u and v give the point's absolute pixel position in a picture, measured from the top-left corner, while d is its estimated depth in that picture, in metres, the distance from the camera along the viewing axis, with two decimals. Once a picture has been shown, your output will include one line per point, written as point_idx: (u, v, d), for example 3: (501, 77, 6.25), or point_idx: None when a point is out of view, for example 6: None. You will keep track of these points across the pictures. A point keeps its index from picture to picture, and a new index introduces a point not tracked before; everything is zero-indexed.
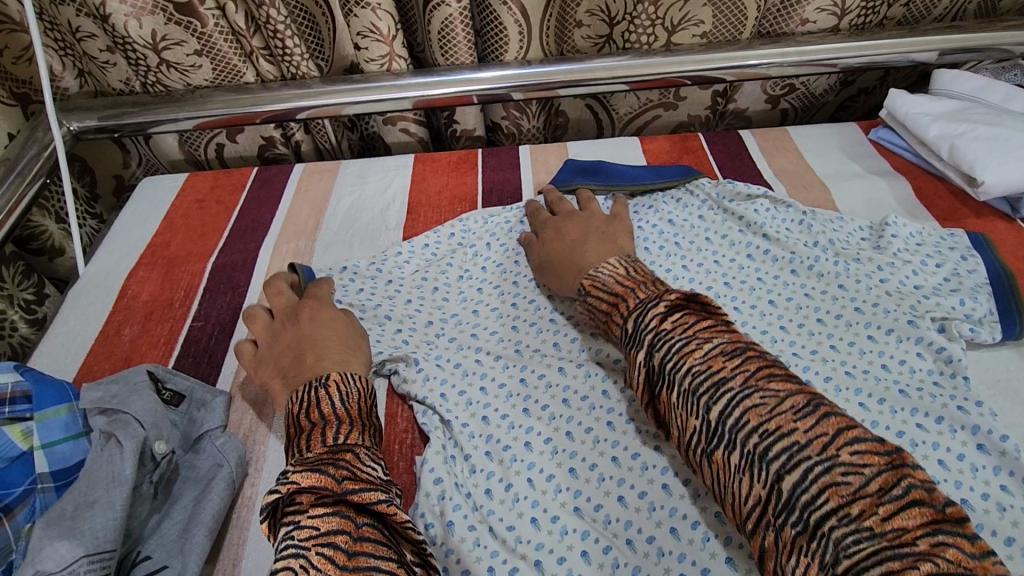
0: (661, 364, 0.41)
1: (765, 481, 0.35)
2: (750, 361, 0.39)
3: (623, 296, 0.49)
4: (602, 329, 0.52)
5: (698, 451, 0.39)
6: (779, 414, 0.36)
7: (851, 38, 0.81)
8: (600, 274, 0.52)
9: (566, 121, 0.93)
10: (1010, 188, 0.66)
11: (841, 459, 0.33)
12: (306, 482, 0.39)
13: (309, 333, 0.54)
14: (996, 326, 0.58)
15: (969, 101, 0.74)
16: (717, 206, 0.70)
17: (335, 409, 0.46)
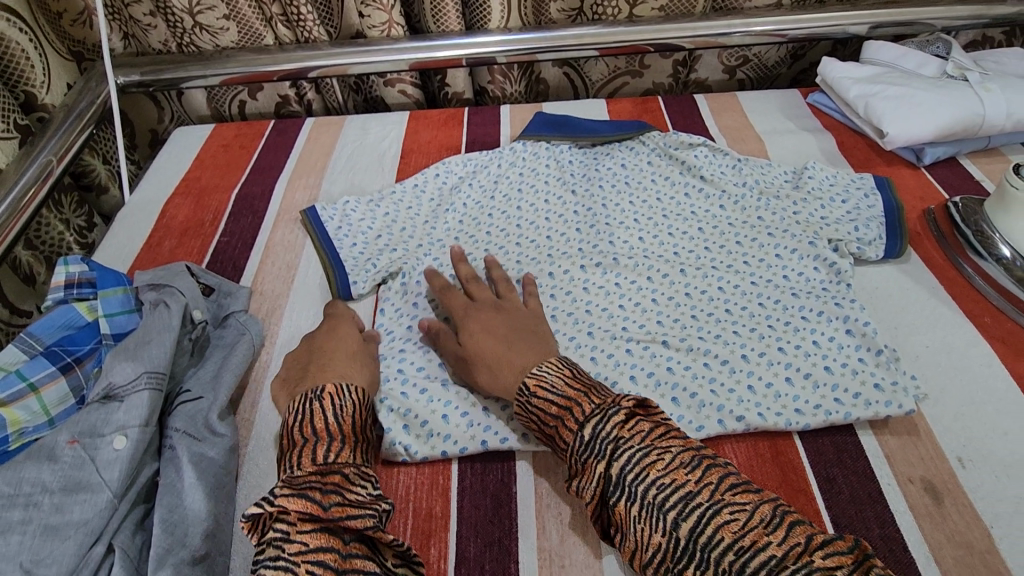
0: (593, 436, 0.45)
1: (664, 530, 0.40)
2: (644, 423, 0.45)
3: (573, 402, 0.48)
4: (544, 437, 0.50)
5: (606, 503, 0.44)
6: (673, 468, 0.42)
7: (793, 12, 0.92)
8: (545, 374, 0.51)
9: (546, 88, 1.06)
10: (911, 139, 0.77)
11: (726, 501, 0.40)
12: (297, 505, 0.41)
13: (317, 347, 0.59)
14: (882, 247, 0.69)
15: (888, 67, 0.85)
16: (664, 153, 0.82)
17: (328, 425, 0.49)
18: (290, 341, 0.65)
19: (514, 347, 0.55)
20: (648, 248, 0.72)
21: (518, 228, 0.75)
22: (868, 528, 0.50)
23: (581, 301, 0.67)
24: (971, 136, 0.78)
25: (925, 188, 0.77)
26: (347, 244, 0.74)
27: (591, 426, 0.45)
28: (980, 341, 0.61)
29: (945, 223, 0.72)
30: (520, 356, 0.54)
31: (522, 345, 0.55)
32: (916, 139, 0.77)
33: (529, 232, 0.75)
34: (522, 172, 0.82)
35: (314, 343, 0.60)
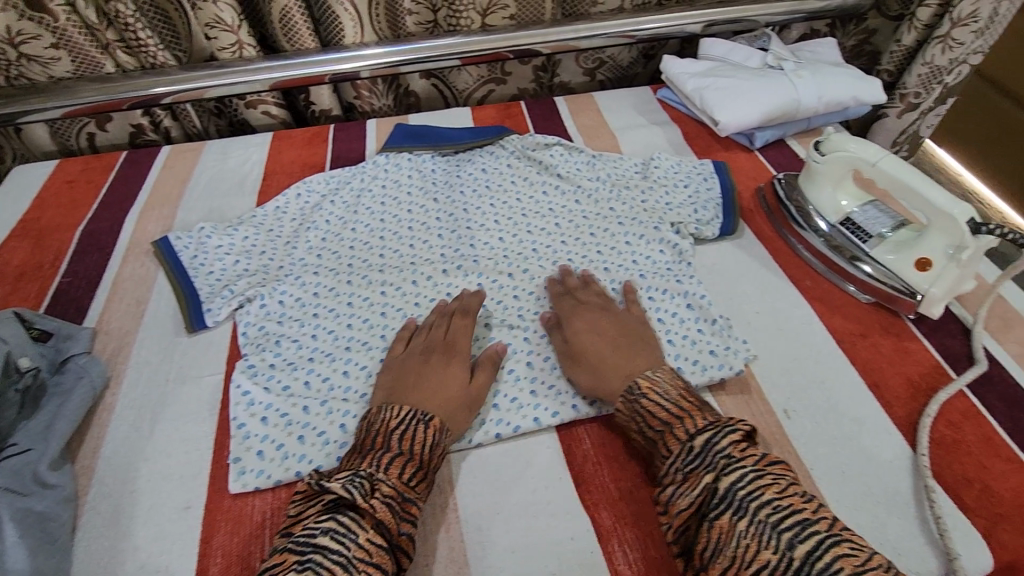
0: (705, 446, 0.47)
1: (776, 548, 0.41)
2: (759, 450, 0.47)
3: (685, 412, 0.50)
4: (642, 442, 0.52)
5: (702, 516, 0.44)
6: (790, 493, 0.43)
7: (635, 15, 0.98)
8: (659, 380, 0.53)
9: (417, 100, 1.08)
10: (740, 125, 0.84)
11: (843, 535, 0.41)
12: (382, 514, 0.45)
13: (428, 371, 0.57)
14: (719, 225, 0.75)
15: (720, 61, 0.92)
16: (522, 155, 0.86)
17: (422, 451, 0.50)
18: (139, 380, 0.62)
19: (621, 350, 0.57)
20: (507, 248, 0.74)
21: (382, 240, 0.76)
22: None
23: None
24: (792, 118, 0.87)
25: (758, 169, 0.85)
26: (203, 273, 0.71)
27: (704, 437, 0.47)
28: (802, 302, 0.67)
29: (769, 195, 0.79)
30: (637, 358, 0.56)
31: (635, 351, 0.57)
32: (745, 125, 0.84)
33: (393, 244, 0.75)
34: (385, 186, 0.83)
35: (413, 364, 0.58)
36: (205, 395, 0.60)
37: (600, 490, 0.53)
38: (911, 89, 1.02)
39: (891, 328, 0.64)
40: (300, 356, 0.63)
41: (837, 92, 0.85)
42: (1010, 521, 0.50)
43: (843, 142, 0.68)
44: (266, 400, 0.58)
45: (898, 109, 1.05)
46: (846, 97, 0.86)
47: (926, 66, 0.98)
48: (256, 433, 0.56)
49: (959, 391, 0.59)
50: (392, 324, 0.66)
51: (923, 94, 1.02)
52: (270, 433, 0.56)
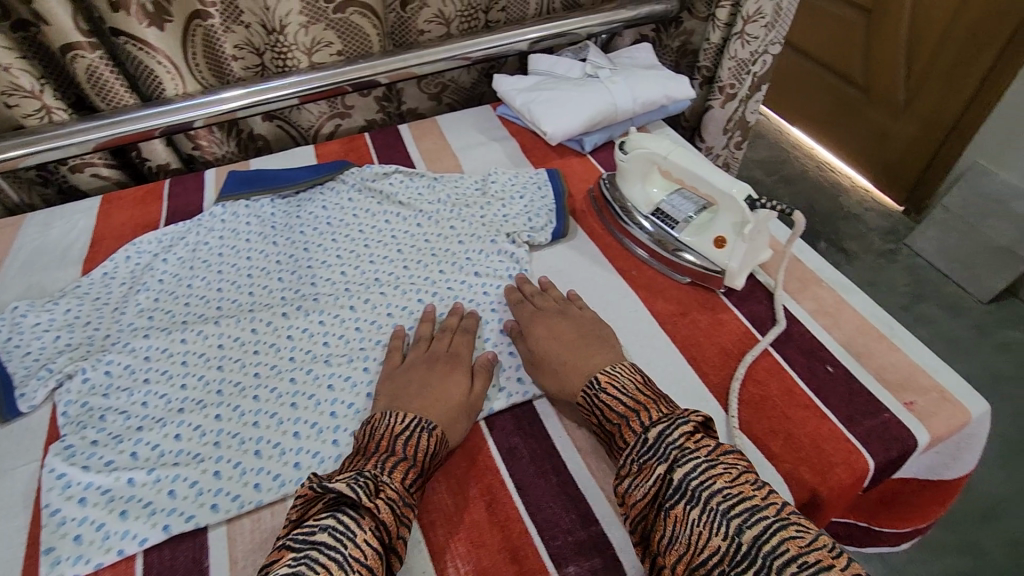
0: (659, 437, 0.49)
1: (724, 535, 0.43)
2: (708, 439, 0.49)
3: (641, 406, 0.53)
4: (601, 432, 0.55)
5: (660, 506, 0.47)
6: (741, 482, 0.45)
7: (463, 38, 1.02)
8: (617, 375, 0.56)
9: (266, 143, 1.07)
10: (566, 133, 0.89)
11: (789, 519, 0.43)
12: (381, 515, 0.45)
13: (434, 381, 0.59)
14: (552, 230, 0.79)
15: (546, 76, 0.98)
16: (362, 187, 0.86)
17: (421, 458, 0.52)
18: None
19: (585, 346, 0.61)
20: (350, 281, 0.74)
21: (220, 292, 0.74)
22: (548, 480, 0.56)
23: (283, 350, 0.67)
24: (615, 121, 0.93)
25: (589, 172, 0.91)
26: (18, 355, 0.67)
27: (658, 427, 0.50)
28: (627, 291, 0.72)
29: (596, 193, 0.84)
30: (594, 355, 0.59)
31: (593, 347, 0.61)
32: (570, 133, 0.89)
33: (231, 294, 0.74)
34: (222, 236, 0.81)
35: (418, 371, 0.60)
36: (19, 486, 0.56)
37: (438, 509, 0.54)
38: (726, 81, 1.12)
39: (706, 304, 0.70)
40: (127, 427, 0.59)
41: (650, 93, 0.93)
42: (809, 462, 0.56)
43: (638, 142, 0.74)
44: (84, 480, 0.54)
45: (721, 100, 1.15)
46: (659, 97, 0.93)
47: (733, 60, 1.08)
48: (74, 517, 0.52)
49: (763, 351, 0.64)
50: (230, 377, 0.64)
51: (738, 84, 1.12)
52: (90, 514, 0.53)
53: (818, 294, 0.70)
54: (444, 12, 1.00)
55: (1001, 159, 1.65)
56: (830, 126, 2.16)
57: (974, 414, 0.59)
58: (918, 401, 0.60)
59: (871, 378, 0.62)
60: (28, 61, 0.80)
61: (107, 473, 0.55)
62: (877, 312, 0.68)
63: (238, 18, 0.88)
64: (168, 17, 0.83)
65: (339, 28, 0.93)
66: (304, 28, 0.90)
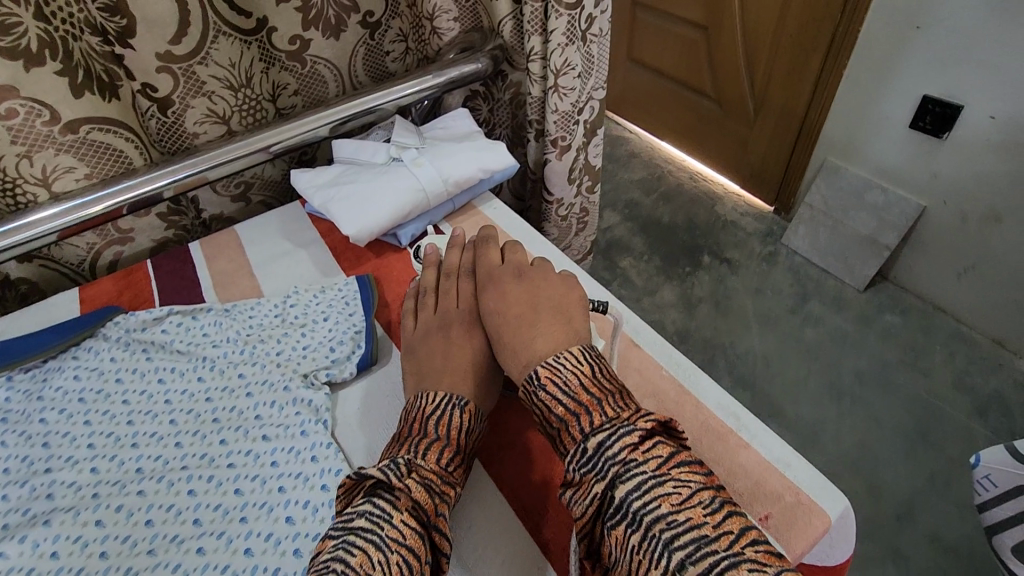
0: (598, 447, 0.46)
1: (660, 566, 0.41)
2: (660, 448, 0.46)
3: (583, 408, 0.49)
4: (546, 432, 0.53)
5: (603, 524, 0.45)
6: (690, 507, 0.42)
7: (249, 133, 0.89)
8: (560, 368, 0.52)
9: (28, 288, 0.88)
10: (372, 233, 0.78)
11: (744, 556, 0.40)
12: (418, 495, 0.48)
13: (450, 354, 0.62)
14: (358, 360, 0.67)
15: (349, 165, 0.87)
16: (128, 341, 0.71)
17: (458, 439, 0.54)
18: None
19: (541, 322, 0.59)
20: (102, 481, 0.58)
21: None
22: None
23: None
24: (429, 207, 0.83)
25: (409, 271, 0.80)
26: None
27: (596, 437, 0.47)
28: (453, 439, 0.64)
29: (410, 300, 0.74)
30: (539, 339, 0.57)
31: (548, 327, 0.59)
32: (377, 232, 0.78)
33: None
34: None
35: (434, 343, 0.64)
36: None
37: None
38: (556, 134, 1.05)
39: None
40: None
41: (463, 170, 0.84)
42: None
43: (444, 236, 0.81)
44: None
45: (557, 153, 1.08)
46: (473, 172, 0.84)
47: (556, 113, 1.02)
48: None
49: None
50: None
51: (569, 135, 1.06)
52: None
53: (658, 385, 0.63)
54: (218, 109, 0.86)
55: (849, 154, 1.71)
56: (696, 139, 2.20)
57: (833, 516, 0.52)
58: (773, 512, 0.52)
59: None
60: None
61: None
62: (721, 400, 0.61)
63: None
64: None
65: (78, 150, 0.77)
66: (26, 158, 0.73)
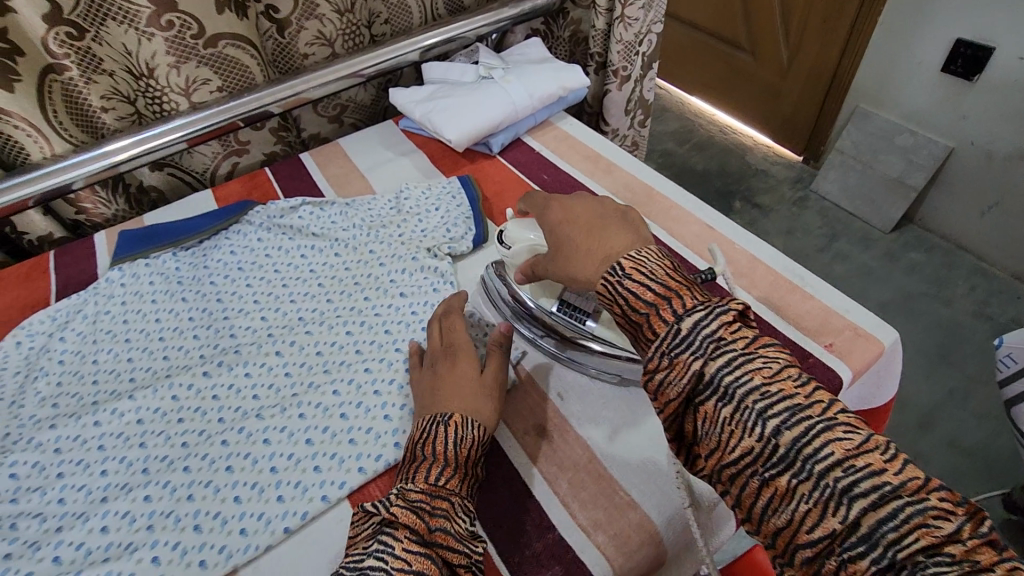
0: (694, 328, 0.45)
1: (760, 437, 0.41)
2: (745, 330, 0.45)
3: (671, 292, 0.48)
4: (624, 323, 0.51)
5: (692, 403, 0.44)
6: (781, 380, 0.42)
7: (350, 56, 0.99)
8: (644, 260, 0.51)
9: (160, 194, 1.00)
10: (470, 138, 0.88)
11: (837, 419, 0.40)
12: (407, 519, 0.45)
13: (444, 382, 0.57)
14: (472, 235, 0.79)
15: (442, 84, 0.97)
16: (270, 226, 0.83)
17: (448, 452, 0.50)
18: None
19: (610, 228, 0.56)
20: (272, 326, 0.71)
21: (130, 363, 0.69)
22: (501, 492, 0.54)
23: (210, 413, 0.63)
24: (517, 120, 0.93)
25: (501, 172, 0.91)
26: None
27: (694, 319, 0.45)
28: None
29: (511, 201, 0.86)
30: (614, 238, 0.55)
31: (618, 227, 0.56)
32: (475, 137, 0.89)
33: (142, 362, 0.69)
34: (124, 302, 0.75)
35: (427, 380, 0.58)
36: None
37: None
38: (618, 65, 1.14)
39: None
40: (44, 531, 0.54)
41: (546, 87, 0.93)
42: None
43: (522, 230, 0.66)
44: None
45: (617, 83, 1.17)
46: (555, 88, 0.94)
47: (620, 44, 1.10)
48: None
49: None
50: (155, 452, 0.60)
51: (629, 66, 1.15)
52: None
53: (732, 255, 0.74)
54: (325, 32, 0.97)
55: (881, 100, 1.78)
56: (728, 90, 2.26)
57: (885, 344, 0.63)
58: (836, 342, 0.63)
59: (790, 327, 0.65)
60: None
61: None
62: (788, 265, 0.72)
63: (98, 67, 0.81)
64: (15, 76, 0.76)
65: (214, 64, 0.88)
66: (176, 68, 0.85)
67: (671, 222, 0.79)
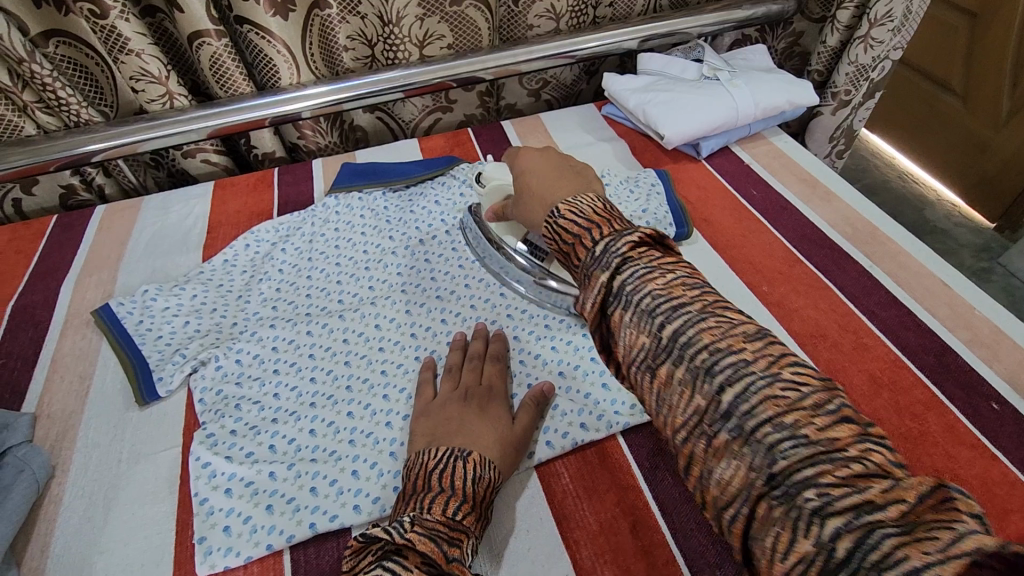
0: None
1: None
2: None
3: (597, 223, 0.46)
4: (559, 257, 0.48)
5: None
6: None
7: (570, 34, 0.99)
8: (578, 202, 0.48)
9: (364, 134, 1.06)
10: (683, 137, 0.86)
11: None
12: (424, 547, 0.40)
13: (471, 419, 0.53)
14: (673, 227, 0.77)
15: (658, 77, 0.94)
16: (474, 184, 0.85)
17: (467, 487, 0.46)
18: (87, 464, 0.57)
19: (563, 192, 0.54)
20: (470, 279, 0.73)
21: (338, 286, 0.74)
22: (692, 507, 0.52)
23: (408, 349, 0.66)
24: (734, 126, 0.89)
25: (704, 176, 0.87)
26: (151, 339, 0.68)
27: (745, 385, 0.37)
28: (770, 279, 0.72)
29: (711, 209, 0.82)
30: (564, 184, 0.54)
31: (578, 176, 0.56)
32: (687, 137, 0.87)
33: (350, 288, 0.73)
34: (337, 228, 0.81)
35: (452, 409, 0.54)
36: (162, 472, 0.56)
37: (582, 529, 0.51)
38: (841, 87, 1.06)
39: (848, 326, 0.66)
40: (262, 418, 0.60)
41: (773, 98, 0.88)
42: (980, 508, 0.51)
43: (498, 172, 0.71)
44: (229, 470, 0.55)
45: (833, 107, 1.09)
46: (782, 102, 0.89)
47: (853, 65, 1.02)
48: (220, 507, 0.53)
49: (916, 381, 0.60)
50: (358, 373, 0.64)
51: (853, 91, 1.06)
52: (235, 505, 0.53)
53: (970, 320, 0.66)
54: (555, 6, 0.97)
55: None
56: (914, 133, 2.00)
57: None
58: None
59: None
60: (158, 48, 0.82)
61: (248, 465, 0.55)
62: None
63: (355, 8, 0.88)
64: (292, 6, 0.84)
65: (452, 21, 0.92)
66: (420, 20, 0.91)
67: (897, 268, 0.72)
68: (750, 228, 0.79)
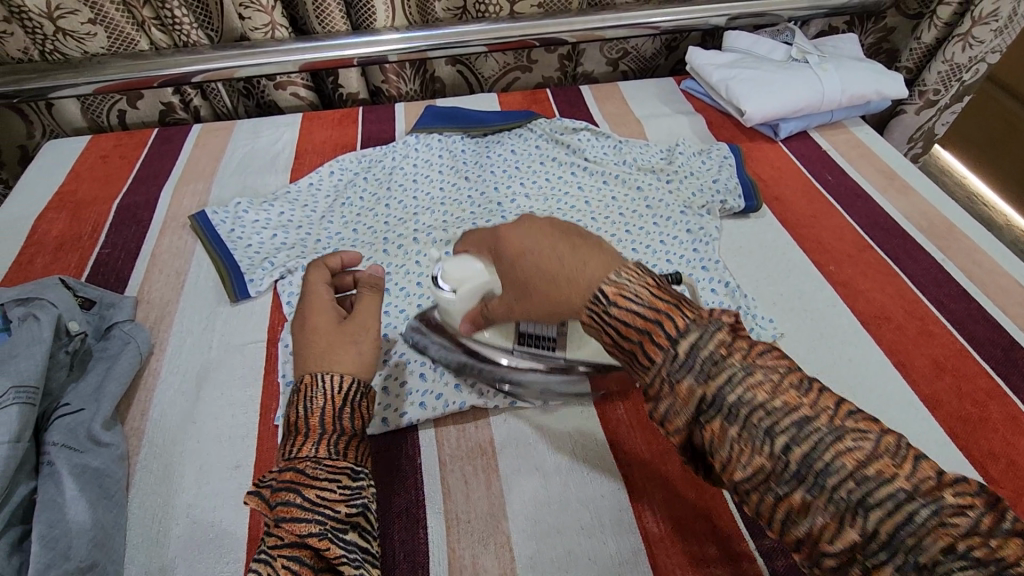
0: None
1: None
2: None
3: (663, 313, 0.39)
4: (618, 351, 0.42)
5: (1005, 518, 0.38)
6: None
7: (660, 5, 0.99)
8: (627, 282, 0.40)
9: (443, 87, 1.09)
10: (763, 115, 0.87)
11: None
12: (256, 502, 0.43)
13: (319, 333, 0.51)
14: (743, 198, 0.79)
15: (744, 54, 0.94)
16: (551, 138, 0.88)
17: (298, 418, 0.46)
18: (181, 346, 0.63)
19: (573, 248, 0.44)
20: None
21: (415, 216, 0.77)
22: None
23: None
24: (816, 111, 0.89)
25: (777, 157, 0.87)
26: (241, 246, 0.72)
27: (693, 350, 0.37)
28: (838, 260, 0.72)
29: (782, 187, 0.83)
30: (591, 259, 0.42)
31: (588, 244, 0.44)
32: (768, 116, 0.87)
33: (425, 219, 0.76)
34: (416, 164, 0.84)
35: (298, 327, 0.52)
36: (249, 360, 0.61)
37: (634, 454, 0.54)
38: (929, 86, 1.04)
39: (914, 313, 0.66)
40: None
41: (861, 86, 0.88)
42: None
43: (461, 270, 0.53)
44: None
45: (917, 106, 1.07)
46: (869, 91, 0.88)
47: (946, 64, 1.00)
48: None
49: (979, 371, 0.60)
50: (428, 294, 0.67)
51: (942, 91, 1.04)
52: None
53: None
54: None
55: None
56: (988, 152, 1.92)
57: None
58: None
59: None
60: None
61: None
62: None
63: None
64: None
65: None
66: None
67: (971, 265, 0.72)
68: (821, 209, 0.79)
